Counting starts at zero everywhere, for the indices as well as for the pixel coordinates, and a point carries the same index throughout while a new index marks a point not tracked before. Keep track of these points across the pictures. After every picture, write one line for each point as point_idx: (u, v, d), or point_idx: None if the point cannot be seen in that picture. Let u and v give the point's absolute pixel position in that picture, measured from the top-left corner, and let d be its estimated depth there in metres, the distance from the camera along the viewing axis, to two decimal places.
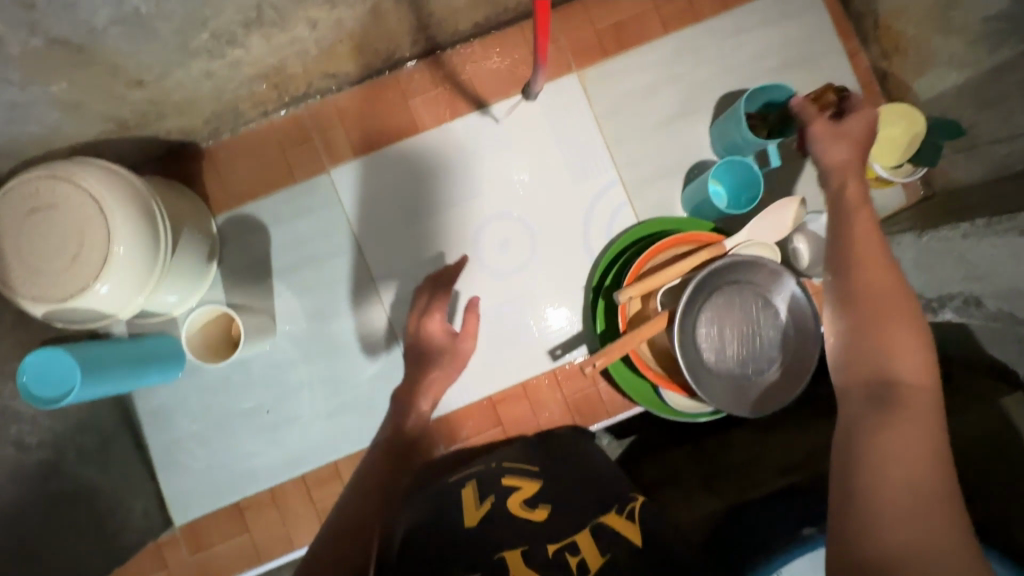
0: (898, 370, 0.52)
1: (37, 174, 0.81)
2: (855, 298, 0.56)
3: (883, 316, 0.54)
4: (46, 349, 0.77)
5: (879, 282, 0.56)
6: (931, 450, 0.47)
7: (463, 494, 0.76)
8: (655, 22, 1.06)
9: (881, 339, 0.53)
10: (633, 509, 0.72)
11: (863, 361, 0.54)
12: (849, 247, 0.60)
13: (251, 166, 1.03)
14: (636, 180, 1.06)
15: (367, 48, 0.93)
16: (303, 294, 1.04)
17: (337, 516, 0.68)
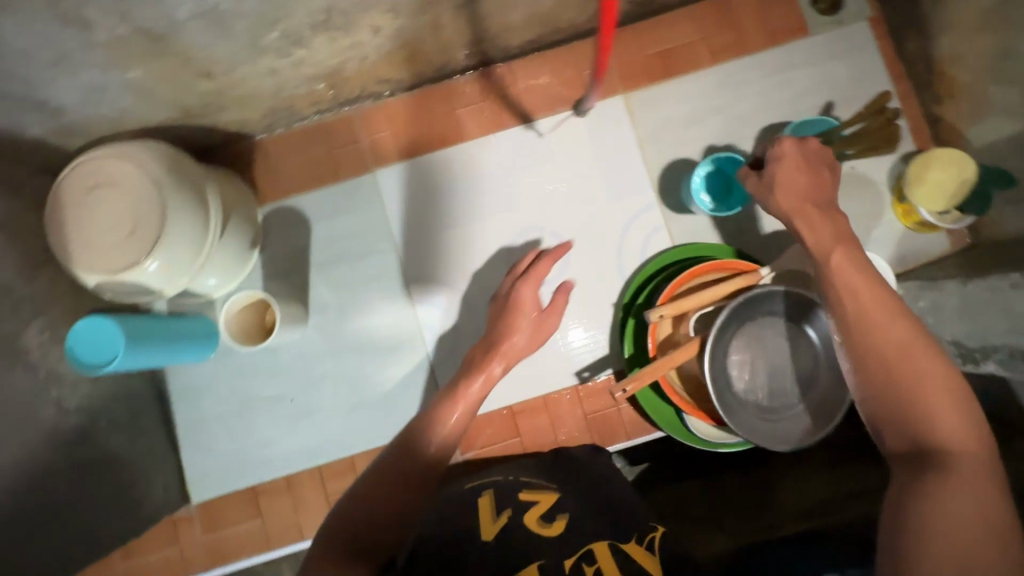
0: (939, 425, 0.54)
1: (104, 152, 0.85)
2: (878, 348, 0.59)
3: (910, 368, 0.57)
4: (96, 317, 0.81)
5: (898, 335, 0.59)
6: (978, 498, 0.48)
7: (482, 506, 0.79)
8: (704, 52, 1.07)
9: (916, 391, 0.56)
10: (652, 540, 0.72)
11: (903, 419, 0.56)
12: (860, 310, 0.63)
13: (300, 161, 1.07)
14: (673, 205, 1.06)
15: (422, 57, 0.96)
16: (337, 288, 1.06)
17: (372, 466, 0.73)
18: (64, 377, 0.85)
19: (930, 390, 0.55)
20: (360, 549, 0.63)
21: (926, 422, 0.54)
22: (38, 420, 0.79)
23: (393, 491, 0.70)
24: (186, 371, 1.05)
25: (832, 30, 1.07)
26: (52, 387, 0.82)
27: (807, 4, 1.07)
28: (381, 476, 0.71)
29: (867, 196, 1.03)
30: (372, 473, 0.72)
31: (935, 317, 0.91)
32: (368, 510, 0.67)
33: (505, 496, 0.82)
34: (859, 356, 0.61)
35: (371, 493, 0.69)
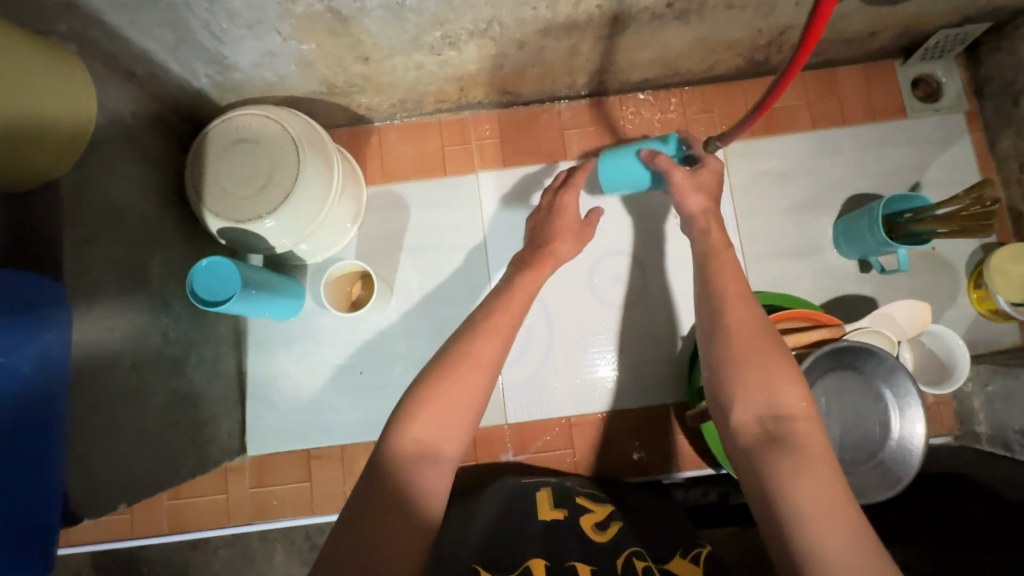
0: (781, 396, 0.61)
1: (254, 111, 0.92)
2: (729, 331, 0.67)
3: (751, 345, 0.65)
4: (214, 258, 0.85)
5: (742, 320, 0.68)
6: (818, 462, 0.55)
7: (541, 499, 0.88)
8: (804, 116, 1.13)
9: (760, 364, 0.63)
10: (698, 553, 0.77)
11: (745, 392, 0.62)
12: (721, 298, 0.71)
13: (411, 151, 1.14)
14: (755, 253, 1.10)
15: (548, 77, 1.03)
16: (424, 276, 1.11)
17: (457, 336, 0.70)
18: (172, 307, 0.90)
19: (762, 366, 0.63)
20: (423, 453, 0.60)
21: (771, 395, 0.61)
22: (147, 343, 0.84)
23: (484, 359, 0.66)
24: (267, 327, 1.10)
25: (928, 118, 1.13)
26: (162, 315, 0.88)
27: (908, 90, 1.13)
28: (473, 355, 0.66)
29: (944, 277, 1.07)
30: (453, 351, 0.67)
31: (1004, 403, 0.94)
32: (462, 381, 0.64)
33: (564, 495, 0.90)
34: (713, 341, 0.68)
35: (458, 369, 0.65)
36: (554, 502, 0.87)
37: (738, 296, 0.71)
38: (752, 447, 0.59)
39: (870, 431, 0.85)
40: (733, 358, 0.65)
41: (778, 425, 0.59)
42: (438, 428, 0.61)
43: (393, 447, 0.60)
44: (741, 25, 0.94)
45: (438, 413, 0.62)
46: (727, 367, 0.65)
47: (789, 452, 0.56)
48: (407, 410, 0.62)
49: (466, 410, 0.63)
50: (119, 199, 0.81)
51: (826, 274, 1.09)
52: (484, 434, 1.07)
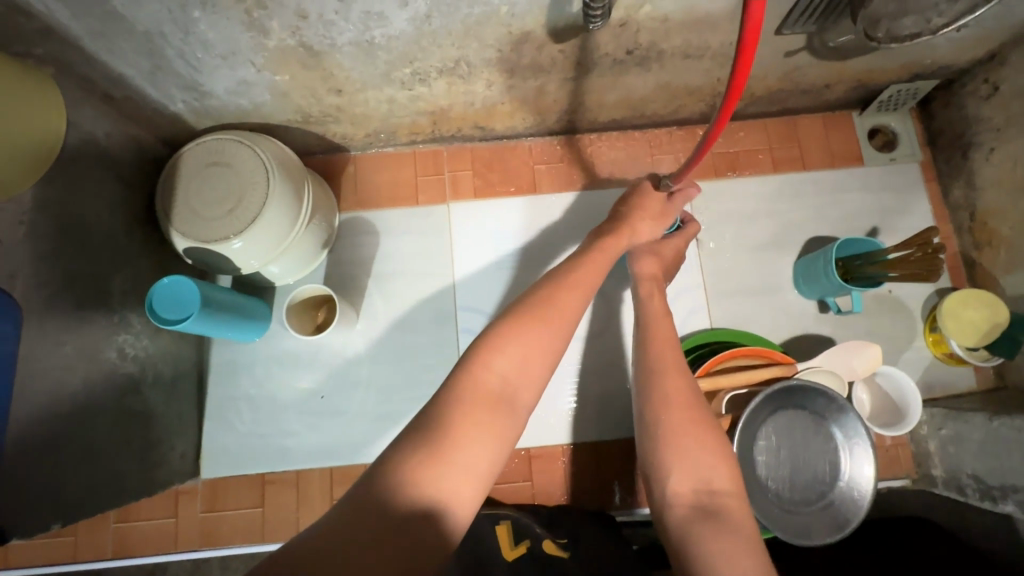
0: (731, 567, 0.54)
1: (230, 136, 0.95)
2: (664, 404, 0.66)
3: (687, 420, 0.65)
4: (154, 299, 0.85)
5: (678, 390, 0.67)
6: (752, 559, 0.55)
7: (501, 528, 0.87)
8: (766, 160, 1.18)
9: (720, 531, 0.57)
10: None
11: (684, 461, 0.62)
12: (657, 367, 0.70)
13: (385, 179, 1.16)
14: (717, 290, 1.12)
15: (520, 114, 1.07)
16: (392, 301, 1.12)
17: (534, 289, 0.70)
18: (132, 324, 0.90)
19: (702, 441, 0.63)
20: (500, 391, 0.60)
21: (709, 469, 0.62)
22: (102, 360, 0.84)
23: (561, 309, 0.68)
24: (230, 347, 1.09)
25: (884, 166, 1.17)
26: (120, 332, 0.88)
27: (865, 139, 1.18)
28: (554, 302, 0.68)
29: (900, 319, 1.09)
30: (518, 313, 0.67)
31: (957, 447, 0.95)
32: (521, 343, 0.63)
33: (522, 530, 0.88)
34: (654, 464, 0.65)
35: (569, 278, 0.73)
36: (512, 539, 0.85)
37: (676, 368, 0.70)
38: (686, 521, 0.59)
39: (819, 472, 0.85)
40: (689, 519, 0.59)
41: (712, 497, 0.60)
42: (511, 379, 0.62)
43: (480, 371, 0.61)
44: (702, 73, 0.99)
45: (525, 343, 0.64)
46: (683, 533, 0.58)
47: (716, 527, 0.57)
48: (483, 349, 0.63)
49: (514, 377, 0.62)
50: (82, 214, 0.82)
51: (786, 314, 1.11)
52: None
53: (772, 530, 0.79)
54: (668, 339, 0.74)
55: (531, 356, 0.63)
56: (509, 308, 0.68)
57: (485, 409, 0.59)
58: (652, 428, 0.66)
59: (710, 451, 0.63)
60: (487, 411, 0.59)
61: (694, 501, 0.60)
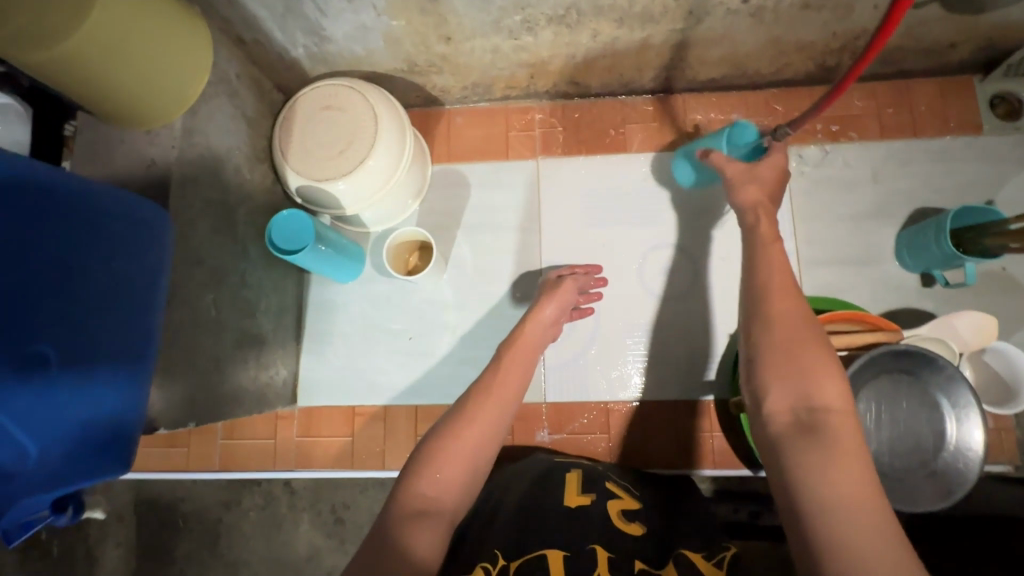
0: (833, 478, 0.54)
1: (342, 82, 1.00)
2: (768, 324, 0.67)
3: (793, 339, 0.64)
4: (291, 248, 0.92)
5: (785, 313, 0.67)
6: (853, 476, 0.54)
7: (568, 481, 0.81)
8: (873, 125, 1.12)
9: (822, 445, 0.56)
10: (722, 559, 0.67)
11: (787, 379, 0.62)
12: (765, 292, 0.70)
13: (477, 133, 1.19)
14: (811, 258, 1.09)
15: (617, 69, 1.07)
16: (479, 252, 1.15)
17: (457, 404, 0.74)
18: (251, 254, 0.98)
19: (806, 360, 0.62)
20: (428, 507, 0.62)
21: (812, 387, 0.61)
22: (228, 283, 0.91)
23: (481, 424, 0.70)
24: (327, 286, 1.16)
25: (1007, 136, 1.09)
26: (241, 260, 0.95)
27: (986, 106, 1.10)
28: (474, 412, 0.71)
29: (1015, 298, 1.03)
30: (442, 427, 0.70)
31: None
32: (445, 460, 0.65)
33: (594, 478, 0.84)
34: (754, 383, 0.65)
35: (493, 385, 0.76)
36: (582, 487, 0.80)
37: (787, 294, 0.69)
38: (784, 435, 0.60)
39: (920, 443, 0.82)
40: (788, 435, 0.59)
41: (812, 414, 0.59)
42: (436, 496, 0.63)
43: (412, 485, 0.64)
44: (816, 27, 0.95)
45: (453, 451, 0.67)
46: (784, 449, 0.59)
47: (816, 442, 0.57)
48: (413, 469, 0.65)
49: (442, 493, 0.63)
50: (218, 146, 0.89)
51: (884, 286, 1.06)
52: (522, 409, 1.09)
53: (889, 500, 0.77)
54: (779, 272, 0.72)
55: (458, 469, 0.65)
56: (431, 429, 0.70)
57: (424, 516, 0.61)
58: (755, 349, 0.66)
59: (816, 369, 0.62)
60: (423, 521, 0.61)
61: (794, 419, 0.60)
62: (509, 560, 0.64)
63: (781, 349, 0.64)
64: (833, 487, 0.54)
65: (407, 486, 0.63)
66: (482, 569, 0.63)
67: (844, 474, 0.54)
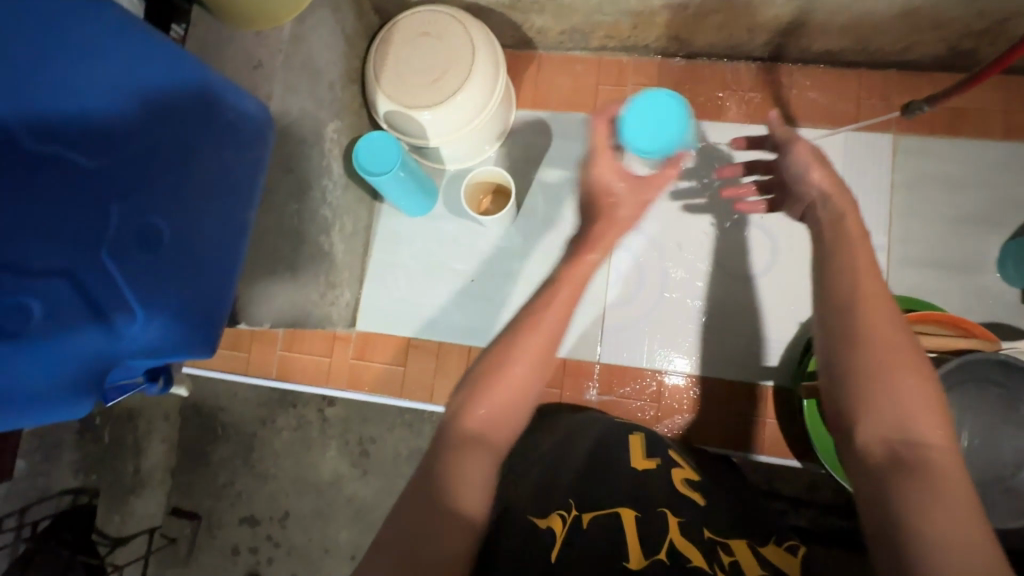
0: (936, 523, 0.45)
1: (444, 11, 0.98)
2: (853, 334, 0.56)
3: (886, 352, 0.54)
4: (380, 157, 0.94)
5: (875, 319, 0.56)
6: (967, 526, 0.45)
7: (634, 443, 0.78)
8: (998, 123, 1.03)
9: (922, 484, 0.48)
10: (792, 546, 0.67)
11: (876, 400, 0.52)
12: (845, 293, 0.59)
13: (566, 82, 1.15)
14: (903, 256, 1.03)
15: (727, 28, 1.01)
16: (552, 205, 1.13)
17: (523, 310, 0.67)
18: (333, 172, 0.99)
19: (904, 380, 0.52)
20: (482, 431, 0.59)
21: (909, 415, 0.51)
22: (312, 197, 0.93)
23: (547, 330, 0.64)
24: (397, 217, 1.17)
25: None
26: (326, 176, 0.96)
27: None
28: (534, 324, 0.63)
29: None
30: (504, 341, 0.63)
31: None
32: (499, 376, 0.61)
33: (656, 441, 0.81)
34: (836, 401, 0.56)
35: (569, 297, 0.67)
36: (646, 450, 0.78)
37: (875, 294, 0.58)
38: (877, 469, 0.51)
39: (998, 459, 0.79)
40: (879, 470, 0.50)
41: (909, 447, 0.50)
42: (491, 418, 0.60)
43: (457, 423, 0.59)
44: (961, 2, 0.87)
45: (508, 378, 0.61)
46: (881, 487, 0.50)
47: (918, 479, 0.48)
48: (467, 390, 0.61)
49: (496, 418, 0.60)
50: (318, 59, 0.90)
51: (979, 297, 1.00)
52: (575, 364, 1.09)
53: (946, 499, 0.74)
54: (866, 274, 0.60)
55: (511, 387, 0.61)
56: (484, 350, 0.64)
57: (470, 448, 0.57)
58: (835, 363, 0.56)
59: (914, 391, 0.52)
60: (476, 446, 0.57)
61: (889, 453, 0.51)
62: (582, 511, 0.64)
63: (872, 365, 0.53)
64: (938, 537, 0.45)
65: (456, 416, 0.59)
66: (557, 516, 0.63)
67: (956, 522, 0.45)
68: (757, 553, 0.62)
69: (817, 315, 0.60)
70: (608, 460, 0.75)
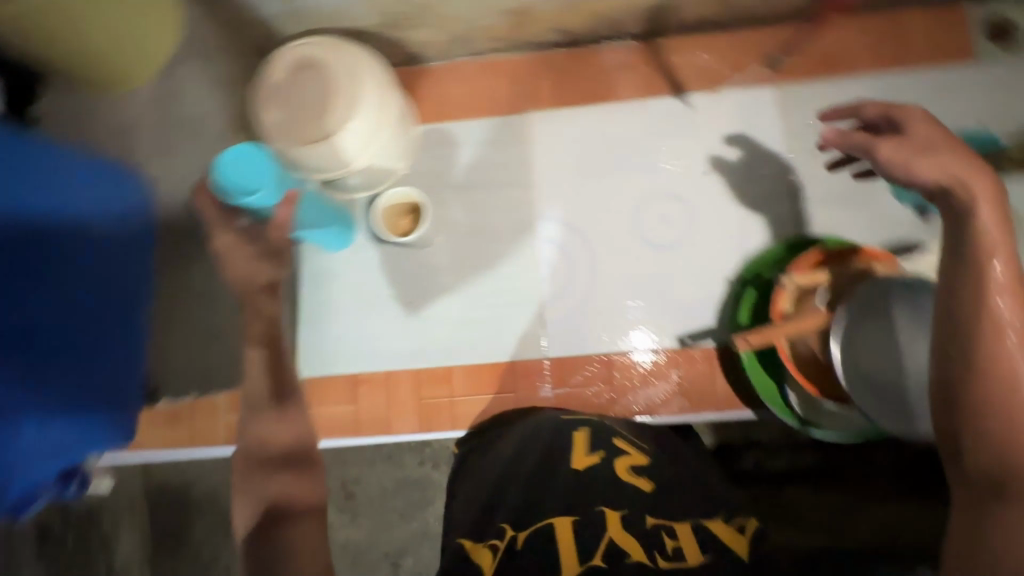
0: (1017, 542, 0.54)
1: (318, 40, 0.95)
2: (986, 379, 0.60)
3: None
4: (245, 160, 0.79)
5: (1010, 365, 0.60)
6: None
7: (577, 440, 0.79)
8: (867, 58, 1.09)
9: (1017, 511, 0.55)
10: (743, 524, 0.65)
11: (1004, 444, 0.58)
12: (969, 332, 0.62)
13: (462, 89, 1.15)
14: (808, 197, 1.08)
15: (601, 13, 1.04)
16: (472, 213, 1.13)
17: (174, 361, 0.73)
18: None
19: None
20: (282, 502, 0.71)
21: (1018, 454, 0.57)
22: None
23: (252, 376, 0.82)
24: (320, 255, 1.14)
25: (1003, 62, 1.07)
26: None
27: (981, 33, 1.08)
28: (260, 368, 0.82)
29: None
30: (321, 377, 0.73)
31: None
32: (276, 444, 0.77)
33: (602, 435, 0.81)
34: (959, 438, 0.61)
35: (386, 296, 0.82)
36: (589, 445, 0.78)
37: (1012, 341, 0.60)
38: (976, 498, 0.58)
39: None
40: (976, 500, 0.58)
41: (1002, 476, 0.57)
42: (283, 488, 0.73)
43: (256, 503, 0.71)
44: None
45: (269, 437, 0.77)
46: (976, 515, 0.57)
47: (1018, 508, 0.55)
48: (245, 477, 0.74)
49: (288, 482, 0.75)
50: (195, 112, 0.87)
51: (883, 222, 1.05)
52: (525, 366, 1.09)
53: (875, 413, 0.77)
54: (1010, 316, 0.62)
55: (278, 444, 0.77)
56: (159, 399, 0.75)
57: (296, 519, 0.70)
58: (969, 405, 0.60)
59: None
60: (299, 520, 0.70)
61: (990, 483, 0.58)
62: (514, 531, 0.67)
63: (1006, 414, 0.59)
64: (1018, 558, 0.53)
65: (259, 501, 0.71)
66: (490, 548, 0.66)
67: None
68: (700, 536, 0.63)
69: (942, 352, 0.64)
70: (553, 465, 0.76)
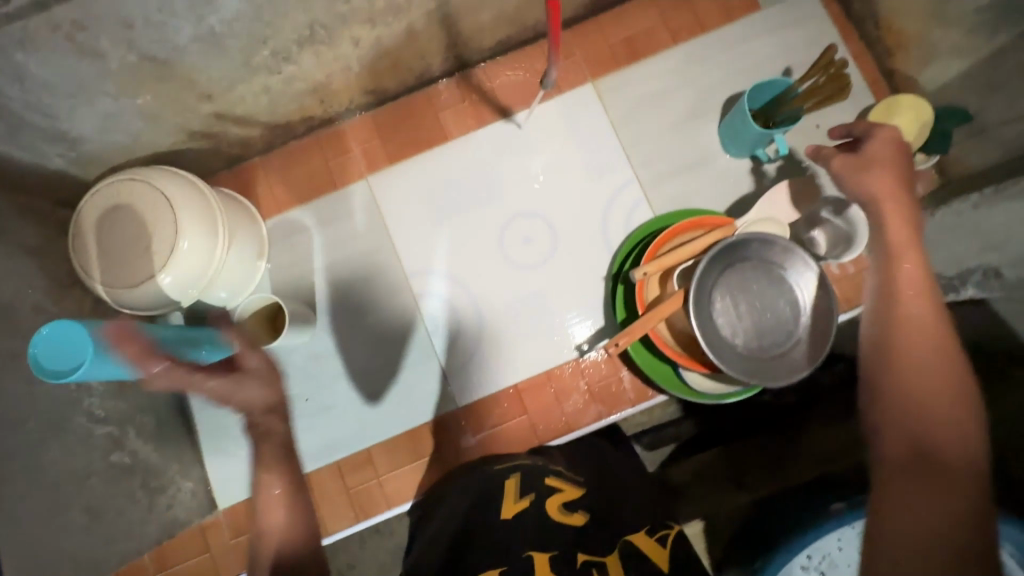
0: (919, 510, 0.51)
1: (121, 177, 0.93)
2: (896, 358, 0.61)
3: (930, 378, 0.58)
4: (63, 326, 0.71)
5: (915, 342, 0.61)
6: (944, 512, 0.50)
7: (507, 487, 0.80)
8: (662, 34, 1.14)
9: (926, 484, 0.52)
10: (666, 534, 0.74)
11: (911, 415, 0.57)
12: (893, 314, 0.64)
13: (295, 173, 1.14)
14: (651, 177, 1.11)
15: (398, 66, 1.06)
16: (343, 290, 1.12)
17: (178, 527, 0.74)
18: None
19: (937, 403, 0.57)
20: None
21: (934, 429, 0.56)
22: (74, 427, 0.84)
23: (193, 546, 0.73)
24: None
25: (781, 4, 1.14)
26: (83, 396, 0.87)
27: None
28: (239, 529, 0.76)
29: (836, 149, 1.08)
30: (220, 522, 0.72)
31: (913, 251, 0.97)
32: None
33: (535, 476, 0.82)
34: (872, 412, 0.61)
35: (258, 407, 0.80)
36: (520, 489, 0.79)
37: (934, 327, 0.62)
38: (892, 469, 0.55)
39: (780, 313, 0.86)
40: (894, 469, 0.55)
41: (919, 454, 0.55)
42: None
43: None
44: None
45: None
46: (887, 487, 0.54)
47: (929, 480, 0.52)
48: None
49: None
50: None
51: (724, 180, 1.10)
52: (441, 423, 1.07)
53: (741, 377, 0.80)
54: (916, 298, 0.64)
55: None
56: None
57: None
58: (881, 383, 0.61)
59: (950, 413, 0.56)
60: None
61: (909, 456, 0.55)
62: None
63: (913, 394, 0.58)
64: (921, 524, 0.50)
65: None
66: None
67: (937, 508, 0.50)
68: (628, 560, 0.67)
69: (873, 325, 0.66)
70: (477, 517, 0.75)
